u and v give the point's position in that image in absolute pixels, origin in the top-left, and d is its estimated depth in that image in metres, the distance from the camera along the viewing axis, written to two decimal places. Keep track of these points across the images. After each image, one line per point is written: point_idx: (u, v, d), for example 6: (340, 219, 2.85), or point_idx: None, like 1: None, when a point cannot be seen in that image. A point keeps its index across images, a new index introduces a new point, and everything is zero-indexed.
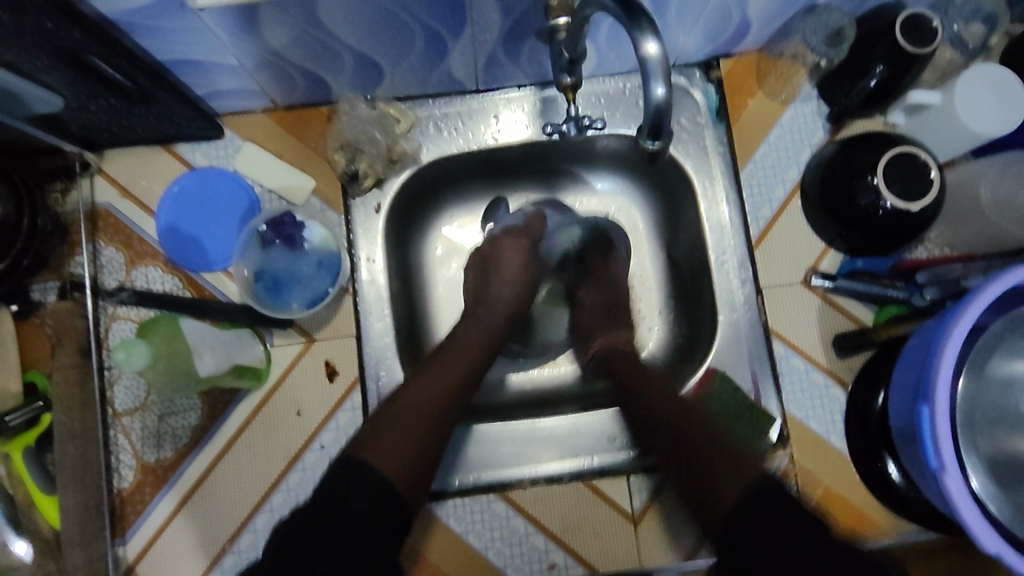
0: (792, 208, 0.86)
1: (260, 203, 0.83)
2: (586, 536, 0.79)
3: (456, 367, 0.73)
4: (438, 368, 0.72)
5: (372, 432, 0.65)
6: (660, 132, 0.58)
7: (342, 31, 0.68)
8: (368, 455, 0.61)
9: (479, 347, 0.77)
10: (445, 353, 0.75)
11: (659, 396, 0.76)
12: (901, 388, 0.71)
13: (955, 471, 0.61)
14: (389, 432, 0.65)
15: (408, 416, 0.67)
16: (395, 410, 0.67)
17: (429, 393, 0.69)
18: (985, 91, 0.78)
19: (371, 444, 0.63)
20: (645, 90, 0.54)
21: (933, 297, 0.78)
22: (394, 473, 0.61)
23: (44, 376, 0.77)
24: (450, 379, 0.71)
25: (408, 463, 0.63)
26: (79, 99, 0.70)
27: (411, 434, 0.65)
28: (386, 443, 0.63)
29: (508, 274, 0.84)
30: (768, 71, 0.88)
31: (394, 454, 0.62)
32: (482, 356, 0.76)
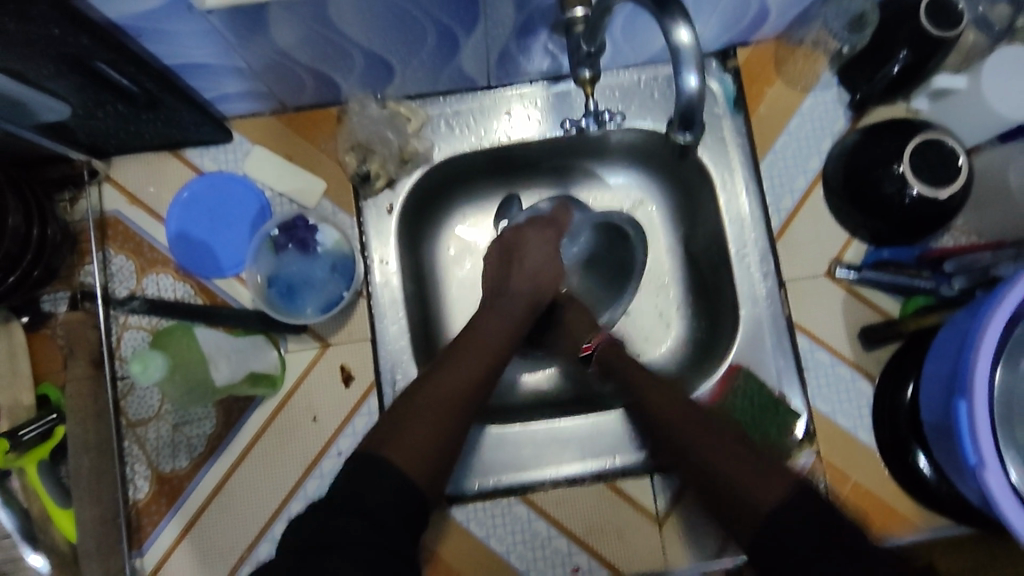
0: (813, 199, 0.84)
1: (270, 206, 0.82)
2: (610, 539, 0.78)
3: (480, 358, 0.71)
4: (458, 360, 0.70)
5: (391, 426, 0.63)
6: (690, 123, 0.56)
7: (353, 29, 0.66)
8: (389, 451, 0.59)
9: (501, 336, 0.74)
10: (467, 343, 0.72)
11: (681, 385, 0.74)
12: (933, 380, 0.69)
13: (995, 467, 0.59)
14: (411, 426, 0.63)
15: (430, 409, 0.64)
16: (416, 403, 0.65)
17: (451, 385, 0.67)
18: (1013, 74, 0.75)
19: (390, 439, 0.61)
20: (678, 79, 0.52)
21: (962, 287, 0.75)
22: (416, 471, 0.59)
23: (57, 389, 0.76)
24: (473, 370, 0.69)
25: (430, 459, 0.61)
26: (86, 107, 0.69)
27: (433, 429, 0.63)
28: (407, 439, 0.61)
29: (531, 269, 0.80)
30: (787, 59, 0.86)
31: (416, 452, 0.60)
32: (505, 345, 0.74)
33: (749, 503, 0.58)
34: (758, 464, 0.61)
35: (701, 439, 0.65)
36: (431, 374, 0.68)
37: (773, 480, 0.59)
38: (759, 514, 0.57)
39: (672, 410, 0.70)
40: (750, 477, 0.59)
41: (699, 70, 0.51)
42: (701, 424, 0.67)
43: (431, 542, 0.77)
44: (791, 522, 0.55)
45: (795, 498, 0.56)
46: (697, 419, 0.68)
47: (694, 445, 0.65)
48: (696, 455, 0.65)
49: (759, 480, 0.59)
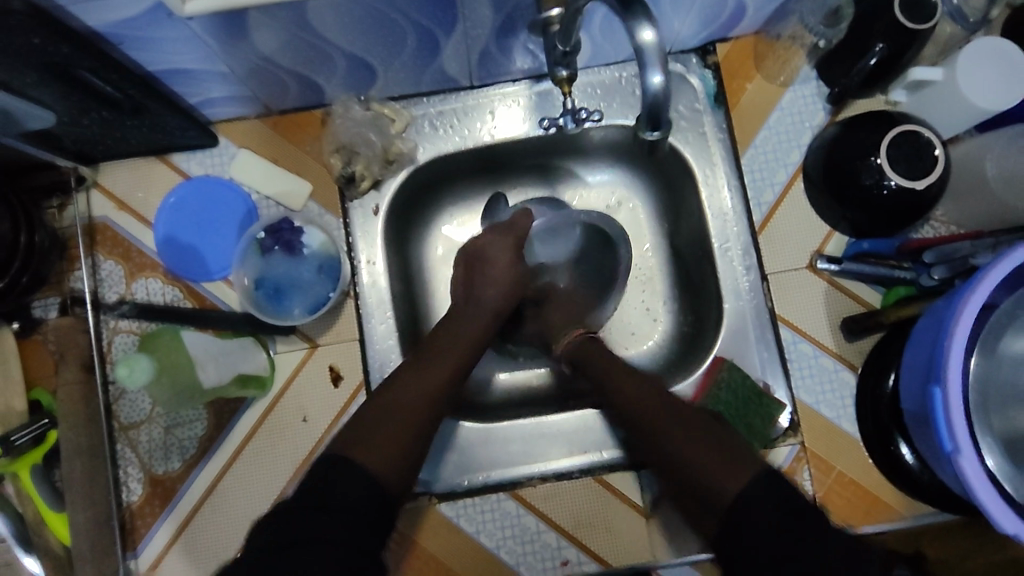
0: (795, 192, 0.85)
1: (257, 209, 0.83)
2: (598, 532, 0.79)
3: (444, 363, 0.71)
4: (425, 365, 0.71)
5: (353, 431, 0.64)
6: (658, 121, 0.56)
7: (333, 33, 0.67)
8: (358, 455, 0.60)
9: (468, 342, 0.75)
10: (432, 349, 0.73)
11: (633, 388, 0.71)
12: (912, 368, 0.70)
13: (970, 453, 0.60)
14: (378, 428, 0.64)
15: (397, 410, 0.66)
16: (383, 406, 0.66)
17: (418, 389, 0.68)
18: (991, 64, 0.76)
19: (353, 443, 0.62)
20: (642, 79, 0.52)
21: (941, 276, 0.76)
22: (381, 473, 0.60)
23: (48, 394, 0.77)
24: (438, 372, 0.70)
25: (397, 461, 0.62)
26: (71, 114, 0.70)
27: (400, 431, 0.64)
28: (368, 444, 0.62)
29: (500, 275, 0.81)
30: (766, 54, 0.86)
31: (383, 453, 0.62)
32: (472, 347, 0.75)
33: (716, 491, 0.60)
34: (723, 447, 0.63)
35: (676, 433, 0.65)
36: (398, 378, 0.69)
37: (743, 467, 0.60)
38: (724, 501, 0.59)
39: (642, 391, 0.70)
40: (716, 465, 0.61)
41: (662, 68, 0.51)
42: (671, 411, 0.67)
43: (422, 538, 0.78)
44: (751, 504, 0.57)
45: (757, 489, 0.58)
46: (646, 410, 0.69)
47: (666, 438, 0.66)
48: (659, 442, 0.66)
49: (725, 469, 0.60)
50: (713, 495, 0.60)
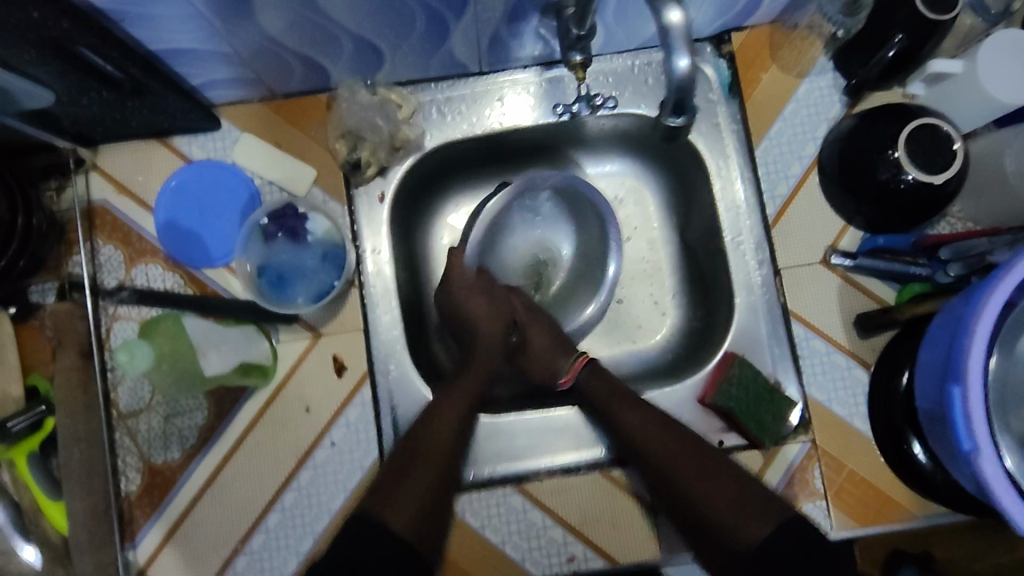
0: (809, 186, 0.84)
1: (260, 195, 0.81)
2: (606, 528, 0.77)
3: (460, 395, 0.73)
4: (442, 402, 0.72)
5: (383, 487, 0.64)
6: (682, 107, 0.56)
7: (341, 13, 0.65)
8: (392, 516, 0.60)
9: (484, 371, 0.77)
10: (450, 387, 0.74)
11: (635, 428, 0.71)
12: (927, 368, 0.69)
13: (990, 452, 0.59)
14: (405, 481, 0.64)
15: (421, 465, 0.66)
16: (406, 461, 0.66)
17: (439, 433, 0.69)
18: (1011, 58, 0.74)
19: (382, 497, 0.63)
20: (668, 63, 0.51)
21: (957, 274, 0.75)
22: (402, 526, 0.60)
23: (46, 380, 0.75)
24: (456, 417, 0.71)
25: (425, 511, 0.62)
26: (70, 93, 0.68)
27: (426, 486, 0.64)
28: (400, 495, 0.63)
29: (506, 297, 0.83)
30: (782, 44, 0.85)
31: (409, 505, 0.62)
32: (482, 385, 0.76)
33: (732, 535, 0.61)
34: (749, 491, 0.64)
35: (687, 466, 0.67)
36: (416, 430, 0.69)
37: (767, 516, 0.61)
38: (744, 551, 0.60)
39: (655, 429, 0.70)
40: (731, 514, 0.62)
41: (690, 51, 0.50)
42: (682, 447, 0.68)
43: None
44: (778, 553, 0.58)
45: (779, 538, 0.59)
46: (664, 453, 0.68)
47: (685, 480, 0.66)
48: (672, 478, 0.67)
49: (743, 515, 0.62)
50: (730, 536, 0.61)
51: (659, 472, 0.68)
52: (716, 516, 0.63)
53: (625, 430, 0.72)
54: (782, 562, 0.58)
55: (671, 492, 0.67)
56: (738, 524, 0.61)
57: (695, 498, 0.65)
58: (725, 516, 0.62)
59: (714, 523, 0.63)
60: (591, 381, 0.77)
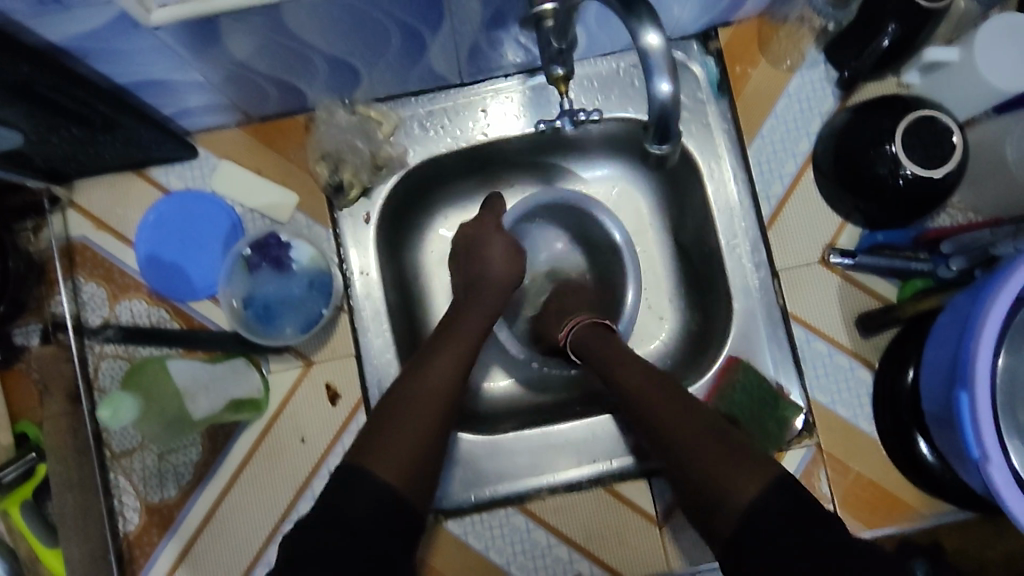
0: (804, 183, 0.81)
1: (242, 223, 0.79)
2: (611, 543, 0.76)
3: (454, 349, 0.70)
4: (433, 357, 0.69)
5: (371, 435, 0.63)
6: (668, 135, 0.52)
7: (312, 36, 0.63)
8: (374, 466, 0.59)
9: (477, 329, 0.74)
10: (445, 337, 0.72)
11: (627, 378, 0.70)
12: (933, 367, 0.67)
13: (1000, 459, 0.57)
14: (397, 429, 0.63)
15: (411, 411, 0.64)
16: (394, 407, 0.65)
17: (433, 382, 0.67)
18: (1007, 44, 0.71)
19: (368, 450, 0.61)
20: (648, 86, 0.48)
21: (960, 267, 0.72)
22: (393, 475, 0.59)
23: (35, 426, 0.74)
24: (449, 368, 0.68)
25: (415, 464, 0.61)
26: (39, 133, 0.65)
27: (417, 435, 0.63)
28: (386, 444, 0.61)
29: (494, 279, 0.78)
30: (771, 38, 0.82)
31: (399, 455, 0.61)
32: (478, 337, 0.73)
33: (728, 496, 0.57)
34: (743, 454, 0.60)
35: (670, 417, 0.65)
36: (409, 379, 0.67)
37: (759, 474, 0.57)
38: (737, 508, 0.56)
39: (634, 377, 0.69)
40: (722, 467, 0.59)
41: (670, 75, 0.47)
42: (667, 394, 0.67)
43: (426, 555, 0.76)
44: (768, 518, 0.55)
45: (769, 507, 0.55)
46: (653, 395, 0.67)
47: (676, 429, 0.63)
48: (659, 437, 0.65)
49: (737, 473, 0.58)
50: (718, 503, 0.58)
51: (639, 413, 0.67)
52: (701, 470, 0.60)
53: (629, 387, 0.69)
54: (774, 530, 0.54)
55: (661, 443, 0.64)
56: (730, 482, 0.58)
57: (674, 448, 0.63)
58: (715, 483, 0.59)
59: (709, 489, 0.59)
60: (586, 336, 0.77)
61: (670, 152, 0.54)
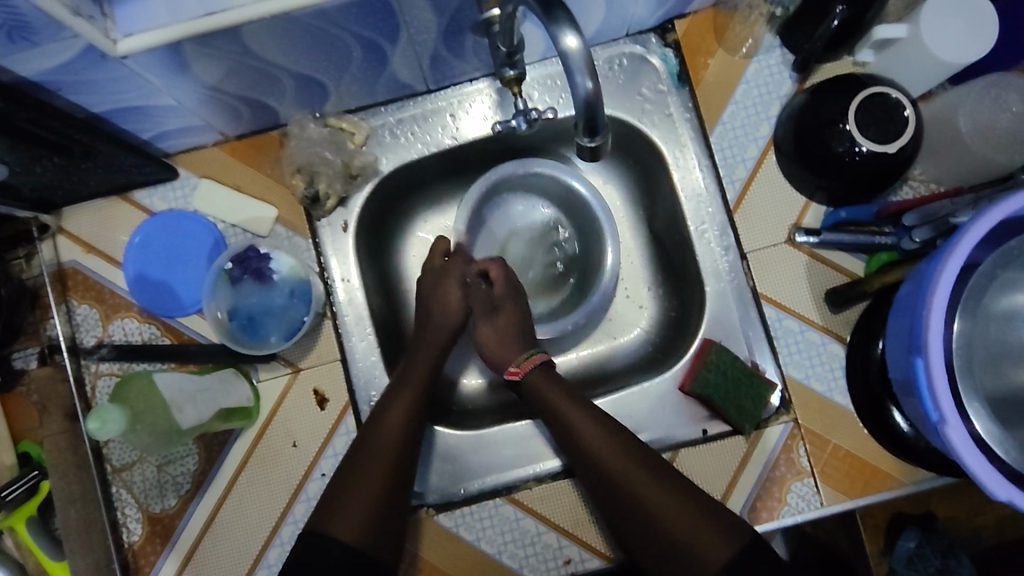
0: (768, 166, 0.83)
1: (225, 239, 0.82)
2: (598, 528, 0.78)
3: (407, 390, 0.72)
4: (390, 401, 0.71)
5: (333, 493, 0.65)
6: (595, 127, 0.54)
7: (274, 55, 0.65)
8: (338, 527, 0.61)
9: (429, 362, 0.76)
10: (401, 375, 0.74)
11: (585, 426, 0.70)
12: (897, 337, 0.69)
13: (957, 421, 0.59)
14: (356, 482, 0.64)
15: (369, 460, 0.66)
16: (354, 463, 0.66)
17: (390, 431, 0.68)
18: (953, 15, 0.72)
19: (330, 509, 0.63)
20: (571, 85, 0.50)
21: (923, 238, 0.73)
22: (352, 532, 0.61)
23: (36, 445, 0.77)
24: (403, 419, 0.69)
25: (375, 519, 0.62)
26: (22, 164, 0.68)
27: (378, 484, 0.65)
28: (346, 502, 0.63)
29: (454, 303, 0.81)
30: (727, 25, 0.84)
31: (358, 511, 0.62)
32: (431, 370, 0.76)
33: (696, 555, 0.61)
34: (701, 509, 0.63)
35: (633, 474, 0.66)
36: (364, 436, 0.69)
37: (728, 540, 0.61)
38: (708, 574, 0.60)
39: (601, 439, 0.69)
40: (700, 534, 0.62)
41: (590, 73, 0.49)
42: (623, 448, 0.68)
43: (421, 550, 0.78)
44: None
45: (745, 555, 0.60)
46: (615, 459, 0.67)
47: (640, 484, 0.65)
48: (619, 496, 0.66)
49: (707, 538, 0.61)
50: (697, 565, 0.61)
51: (601, 472, 0.68)
52: (671, 536, 0.63)
53: (590, 454, 0.69)
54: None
55: (637, 510, 0.65)
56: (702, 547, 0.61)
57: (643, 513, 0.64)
58: (688, 548, 0.62)
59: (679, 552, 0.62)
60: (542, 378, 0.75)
61: (601, 142, 0.56)
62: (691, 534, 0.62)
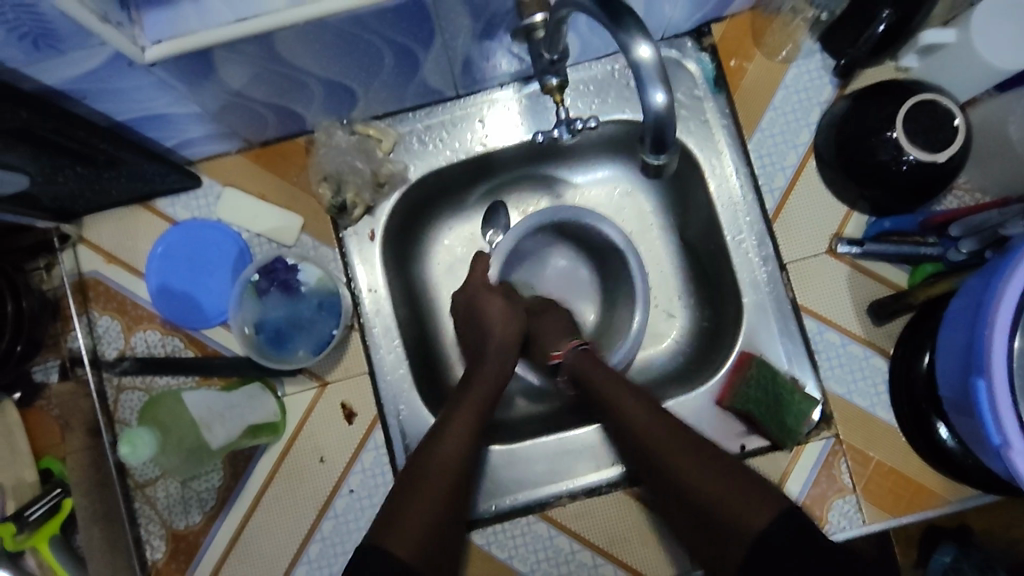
0: (807, 174, 0.81)
1: (249, 248, 0.79)
2: (634, 546, 0.76)
3: (468, 411, 0.69)
4: (450, 422, 0.68)
5: (387, 513, 0.61)
6: (663, 145, 0.52)
7: (305, 61, 0.63)
8: (391, 547, 0.58)
9: (494, 384, 0.73)
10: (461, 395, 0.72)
11: (626, 405, 0.70)
12: (949, 352, 0.66)
13: (1022, 447, 0.57)
14: (411, 503, 0.61)
15: (425, 482, 0.63)
16: (411, 483, 0.63)
17: (447, 452, 0.66)
18: (1007, 19, 0.69)
19: (385, 528, 0.60)
20: (642, 98, 0.48)
21: (971, 250, 0.71)
22: (406, 552, 0.58)
23: (59, 461, 0.75)
24: (466, 433, 0.67)
25: (428, 542, 0.59)
26: (44, 174, 0.66)
27: (433, 506, 0.62)
28: (402, 521, 0.60)
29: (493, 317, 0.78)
30: (766, 29, 0.81)
31: (412, 531, 0.59)
32: (495, 393, 0.73)
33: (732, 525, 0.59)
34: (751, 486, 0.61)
35: (671, 454, 0.65)
36: (420, 455, 0.66)
37: (766, 502, 0.59)
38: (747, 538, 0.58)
39: (660, 431, 0.67)
40: (734, 498, 0.60)
41: (663, 83, 0.47)
42: (664, 428, 0.67)
43: None
44: (779, 545, 0.56)
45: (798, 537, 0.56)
46: (652, 432, 0.67)
47: (674, 463, 0.65)
48: (663, 470, 0.65)
49: (747, 503, 0.59)
50: (735, 527, 0.59)
51: (645, 443, 0.67)
52: (709, 496, 0.61)
53: (630, 437, 0.69)
54: (780, 555, 0.55)
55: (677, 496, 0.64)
56: (741, 512, 0.59)
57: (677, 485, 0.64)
58: (732, 510, 0.59)
59: (719, 520, 0.60)
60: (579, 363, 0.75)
61: (666, 160, 0.54)
62: (728, 508, 0.60)
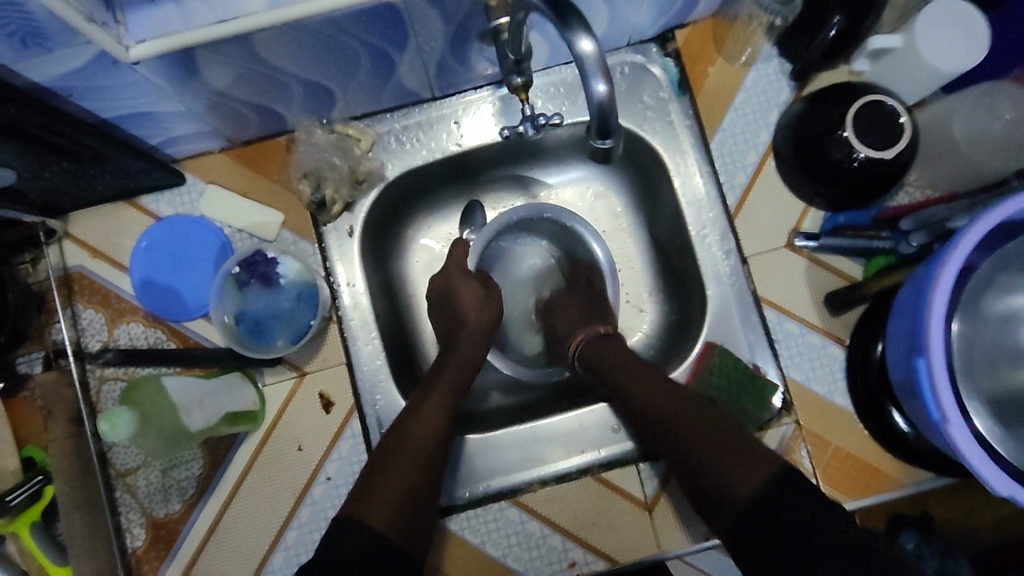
0: (766, 172, 0.85)
1: (231, 243, 0.82)
2: (602, 529, 0.79)
3: (440, 395, 0.72)
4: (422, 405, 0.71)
5: (362, 490, 0.64)
6: (608, 131, 0.55)
7: (285, 62, 0.66)
8: (367, 519, 0.60)
9: (464, 370, 0.77)
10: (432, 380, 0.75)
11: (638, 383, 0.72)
12: (897, 338, 0.70)
13: (959, 420, 0.60)
14: (386, 481, 0.64)
15: (400, 460, 0.66)
16: (388, 462, 0.66)
17: (422, 432, 0.69)
18: (948, 27, 0.74)
19: (362, 503, 0.62)
20: (586, 89, 0.52)
21: (921, 242, 0.75)
22: (383, 523, 0.60)
23: (41, 450, 0.77)
24: (438, 415, 0.70)
25: (404, 516, 0.62)
26: (32, 169, 0.69)
27: (408, 482, 0.64)
28: (378, 497, 0.63)
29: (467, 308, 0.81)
30: (726, 36, 0.86)
31: (388, 506, 0.62)
32: (464, 377, 0.76)
33: (728, 484, 0.62)
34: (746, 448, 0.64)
35: (687, 425, 0.67)
36: (394, 435, 0.69)
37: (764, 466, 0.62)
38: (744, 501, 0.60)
39: (665, 399, 0.70)
40: (728, 462, 0.63)
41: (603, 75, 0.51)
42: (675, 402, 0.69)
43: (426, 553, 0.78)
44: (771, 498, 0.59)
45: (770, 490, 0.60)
46: (673, 412, 0.69)
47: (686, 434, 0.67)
48: (681, 451, 0.67)
49: (738, 464, 0.62)
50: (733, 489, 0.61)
51: (664, 428, 0.69)
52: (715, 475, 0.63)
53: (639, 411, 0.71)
54: (775, 511, 0.58)
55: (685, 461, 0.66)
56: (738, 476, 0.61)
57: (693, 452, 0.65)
58: (727, 472, 0.62)
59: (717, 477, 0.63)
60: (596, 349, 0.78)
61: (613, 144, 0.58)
62: (735, 474, 0.62)
